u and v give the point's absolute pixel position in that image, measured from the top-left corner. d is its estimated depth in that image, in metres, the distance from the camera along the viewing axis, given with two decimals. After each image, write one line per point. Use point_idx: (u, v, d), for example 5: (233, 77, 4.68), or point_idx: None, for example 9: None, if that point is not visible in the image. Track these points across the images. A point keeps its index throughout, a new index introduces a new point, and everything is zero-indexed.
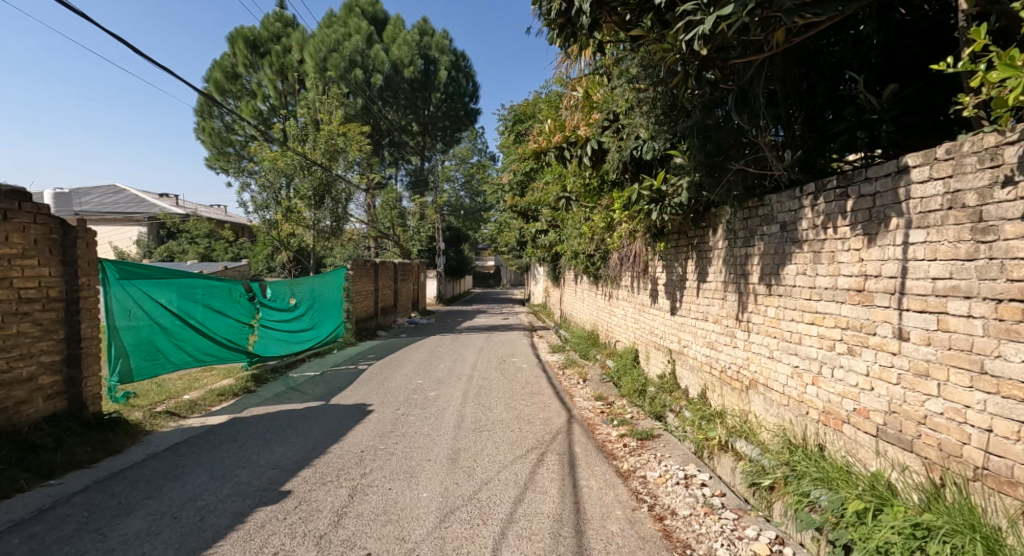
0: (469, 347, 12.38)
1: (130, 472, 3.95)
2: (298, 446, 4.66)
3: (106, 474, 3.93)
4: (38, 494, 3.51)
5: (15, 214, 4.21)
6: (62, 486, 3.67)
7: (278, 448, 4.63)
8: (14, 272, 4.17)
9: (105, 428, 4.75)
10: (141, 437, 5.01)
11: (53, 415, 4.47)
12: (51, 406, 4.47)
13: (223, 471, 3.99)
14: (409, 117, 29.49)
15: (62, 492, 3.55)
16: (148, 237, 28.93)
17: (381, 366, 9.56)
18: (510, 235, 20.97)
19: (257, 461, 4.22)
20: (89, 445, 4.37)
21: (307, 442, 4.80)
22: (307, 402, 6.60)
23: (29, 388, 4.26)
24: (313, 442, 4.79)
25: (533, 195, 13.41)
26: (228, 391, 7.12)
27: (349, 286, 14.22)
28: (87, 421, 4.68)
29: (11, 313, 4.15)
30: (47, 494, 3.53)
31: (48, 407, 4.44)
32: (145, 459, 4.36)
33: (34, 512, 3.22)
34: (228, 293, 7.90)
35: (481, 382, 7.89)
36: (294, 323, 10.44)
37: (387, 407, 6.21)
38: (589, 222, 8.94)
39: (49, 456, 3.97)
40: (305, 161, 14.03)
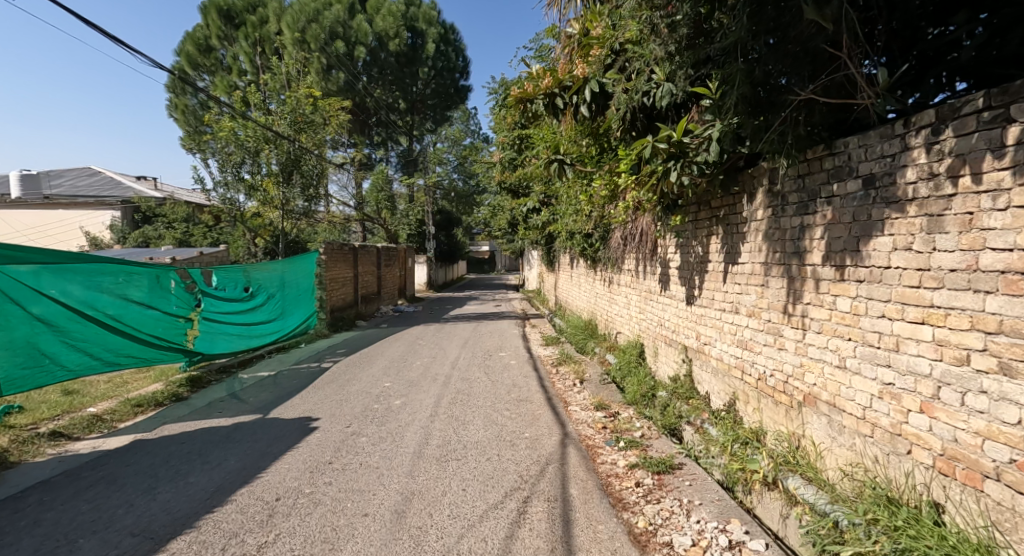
0: (454, 339, 11.18)
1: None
2: (195, 486, 3.45)
3: None
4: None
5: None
6: None
7: (166, 492, 3.41)
8: None
9: None
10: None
11: None
12: None
13: (62, 539, 2.78)
14: (395, 94, 27.81)
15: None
16: (122, 222, 27.36)
17: (348, 364, 8.35)
18: (502, 217, 19.61)
19: (122, 517, 3.01)
20: None
21: (212, 478, 3.58)
22: (241, 415, 5.39)
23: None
24: (220, 479, 3.58)
25: (524, 170, 12.08)
26: (150, 399, 5.88)
27: (322, 272, 12.92)
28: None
29: None
30: None
31: None
32: None
33: None
34: (154, 281, 6.63)
35: (460, 384, 6.71)
36: (251, 314, 9.18)
37: (336, 422, 5.01)
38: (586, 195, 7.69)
39: None
40: (269, 134, 12.62)
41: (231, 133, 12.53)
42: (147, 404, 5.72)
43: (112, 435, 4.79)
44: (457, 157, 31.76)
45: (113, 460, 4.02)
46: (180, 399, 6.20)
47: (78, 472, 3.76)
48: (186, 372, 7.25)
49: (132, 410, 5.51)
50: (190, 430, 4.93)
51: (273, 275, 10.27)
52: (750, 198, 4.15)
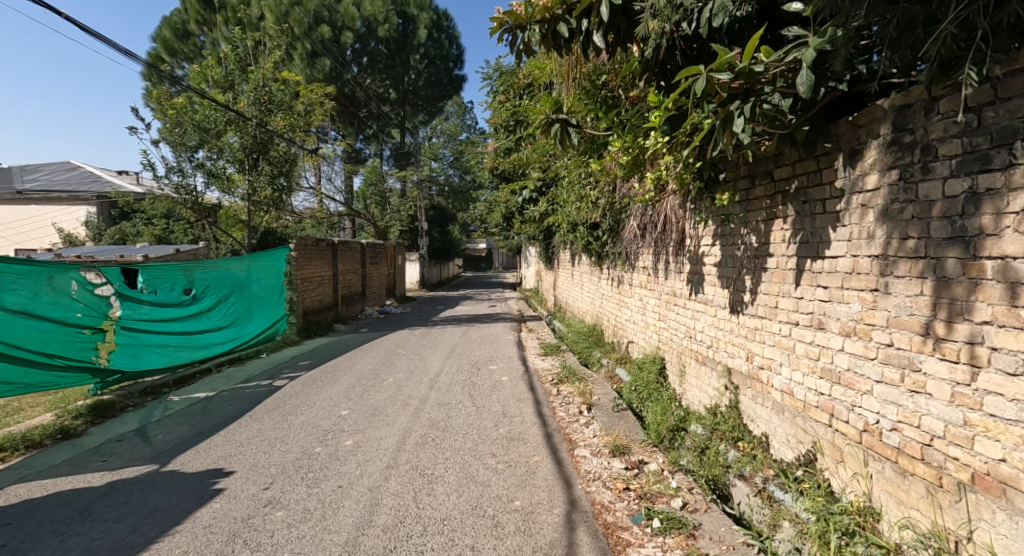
0: (439, 347, 9.80)
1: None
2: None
3: None
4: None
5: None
6: None
7: None
8: None
9: None
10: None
11: None
12: None
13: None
14: (387, 83, 25.69)
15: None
16: (98, 219, 25.28)
17: (305, 382, 6.94)
18: (497, 211, 18.11)
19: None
20: None
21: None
22: (130, 465, 4.01)
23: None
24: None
25: (520, 156, 10.62)
26: (20, 443, 4.48)
27: (293, 270, 11.50)
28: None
29: None
30: None
31: None
32: None
33: None
34: (39, 283, 5.41)
35: (436, 412, 5.34)
36: (197, 320, 7.81)
37: (250, 482, 3.63)
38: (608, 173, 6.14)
39: None
40: (230, 114, 11.14)
41: (180, 115, 11.23)
42: (11, 452, 4.33)
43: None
44: (453, 150, 30.16)
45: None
46: (71, 438, 4.82)
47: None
48: (96, 395, 5.93)
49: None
50: (46, 494, 3.55)
51: (229, 274, 8.85)
52: (850, 159, 2.76)
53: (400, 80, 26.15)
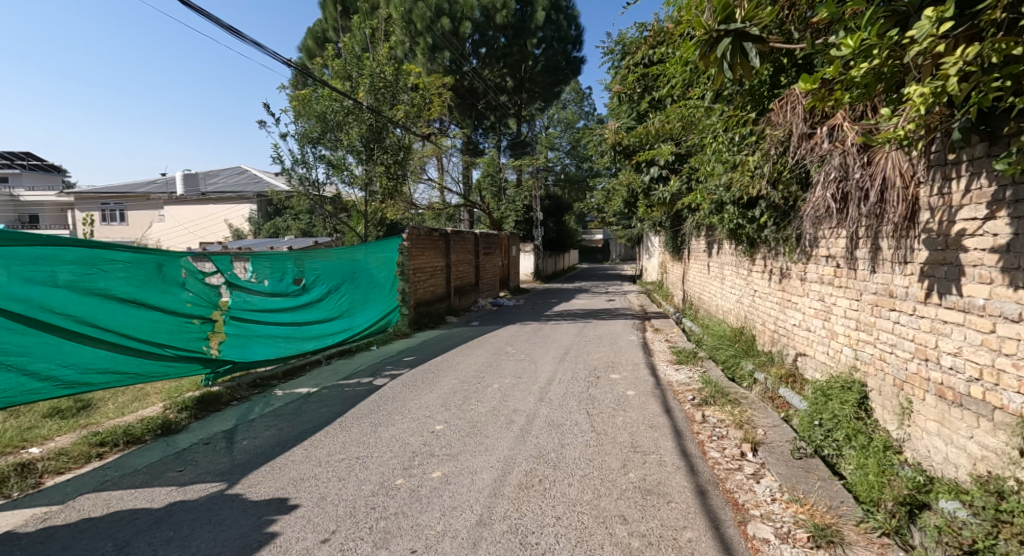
0: (552, 347, 8.72)
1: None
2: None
3: None
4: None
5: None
6: None
7: None
8: None
9: None
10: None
11: None
12: None
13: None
14: (504, 72, 24.73)
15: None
16: (258, 215, 26.58)
17: (404, 383, 6.27)
18: (619, 198, 16.41)
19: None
20: None
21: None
22: (199, 482, 3.45)
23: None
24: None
25: (650, 128, 8.95)
26: (119, 434, 4.16)
27: (404, 261, 11.06)
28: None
29: None
30: None
31: None
32: None
33: None
34: (151, 270, 5.21)
35: (544, 437, 4.24)
36: (307, 311, 7.59)
37: (310, 528, 2.81)
38: (796, 126, 4.46)
39: None
40: (348, 103, 11.03)
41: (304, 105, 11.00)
42: (115, 442, 4.07)
43: (11, 509, 3.10)
44: (571, 138, 28.70)
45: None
46: (170, 434, 4.42)
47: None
48: (207, 387, 5.82)
49: (86, 455, 3.84)
50: (103, 513, 3.03)
51: (341, 264, 8.58)
52: None
53: (519, 66, 24.96)
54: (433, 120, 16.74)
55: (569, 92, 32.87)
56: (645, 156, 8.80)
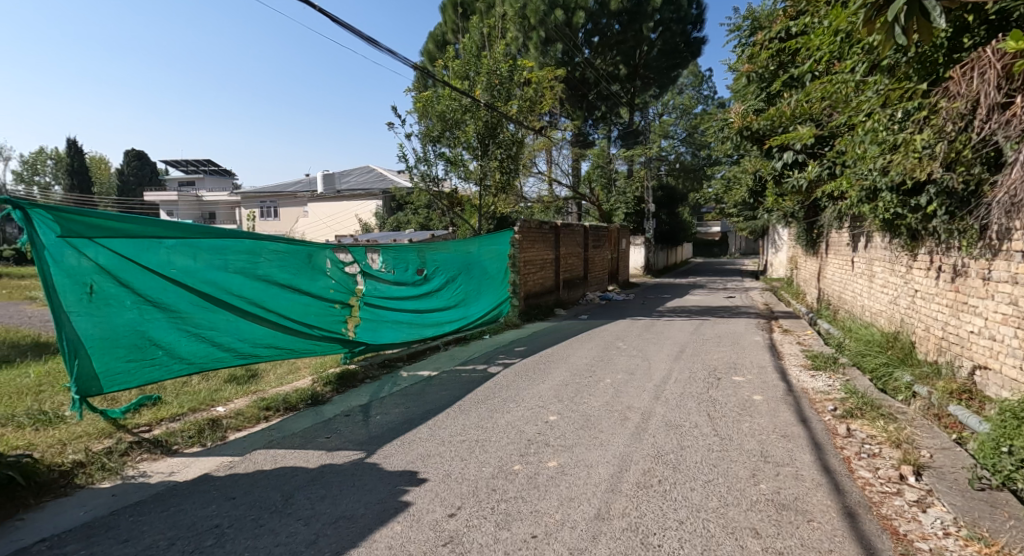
0: (668, 344, 8.36)
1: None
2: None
3: None
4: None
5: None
6: None
7: None
8: None
9: None
10: (16, 514, 2.81)
11: None
12: None
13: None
14: (618, 60, 24.01)
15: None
16: (384, 211, 28.74)
17: (518, 372, 6.42)
18: (745, 187, 15.18)
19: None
20: None
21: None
22: (343, 448, 3.84)
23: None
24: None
25: (785, 109, 8.13)
26: (279, 401, 4.77)
27: (516, 253, 11.27)
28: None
29: None
30: None
31: None
32: None
33: None
34: (303, 260, 5.87)
35: (664, 437, 4.07)
36: (428, 300, 8.05)
37: (438, 501, 2.98)
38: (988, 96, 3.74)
39: None
40: (466, 101, 11.45)
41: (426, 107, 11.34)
42: (275, 408, 4.67)
43: (205, 455, 3.69)
44: (688, 125, 27.10)
45: (130, 520, 2.77)
46: (317, 404, 4.98)
47: (70, 542, 2.56)
48: (345, 364, 6.44)
49: (255, 416, 4.46)
50: (270, 467, 3.49)
51: (458, 255, 8.98)
52: None
53: (633, 53, 24.08)
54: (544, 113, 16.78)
55: (687, 76, 31.05)
56: (778, 141, 8.01)
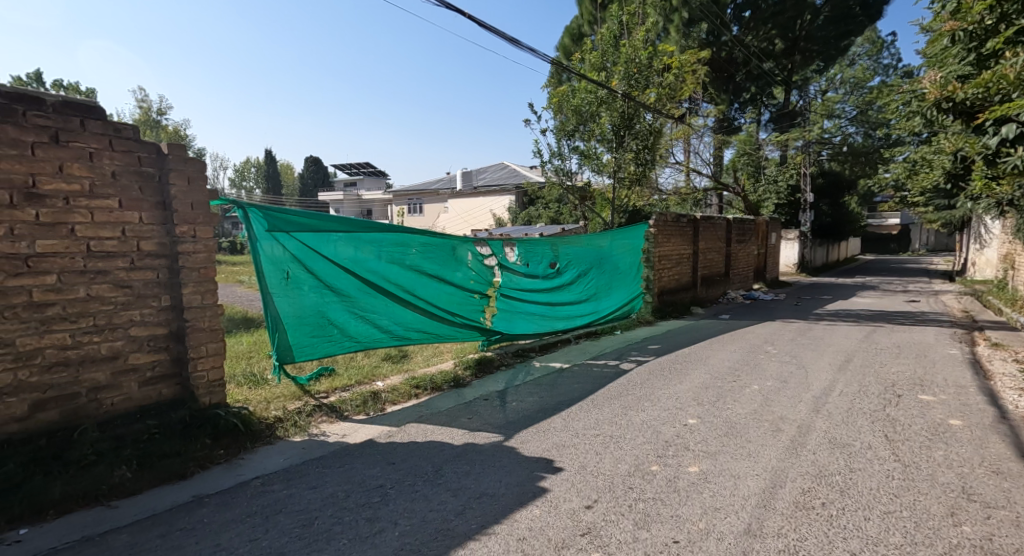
0: (829, 351, 7.40)
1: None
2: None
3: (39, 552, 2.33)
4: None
5: (74, 133, 3.14)
6: None
7: None
8: (78, 216, 3.17)
9: (191, 436, 3.42)
10: (237, 454, 3.46)
11: (149, 406, 3.50)
12: (149, 394, 3.51)
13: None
14: (773, 34, 21.67)
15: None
16: (516, 206, 29.50)
17: (653, 370, 6.20)
18: (937, 172, 12.74)
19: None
20: (135, 464, 3.02)
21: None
22: (483, 430, 4.07)
23: (114, 369, 3.35)
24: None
25: (1002, 72, 6.63)
26: (427, 381, 5.21)
27: (651, 248, 10.82)
28: (169, 422, 3.44)
29: (77, 274, 3.18)
30: None
31: (145, 394, 3.49)
32: (155, 512, 2.71)
33: None
34: (449, 252, 6.31)
35: (829, 457, 3.60)
36: (560, 293, 8.13)
37: (576, 491, 3.01)
38: None
39: (51, 486, 2.69)
40: (603, 93, 11.17)
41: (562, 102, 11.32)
42: (424, 387, 5.10)
43: (368, 423, 4.17)
44: (859, 102, 23.52)
45: (316, 471, 3.25)
46: (459, 387, 5.33)
47: (274, 482, 3.09)
48: (482, 352, 6.80)
49: (408, 393, 4.91)
50: (421, 440, 3.82)
51: (591, 250, 8.92)
52: None
53: (792, 24, 21.53)
54: (685, 99, 15.80)
55: (860, 45, 26.95)
56: (991, 114, 6.58)
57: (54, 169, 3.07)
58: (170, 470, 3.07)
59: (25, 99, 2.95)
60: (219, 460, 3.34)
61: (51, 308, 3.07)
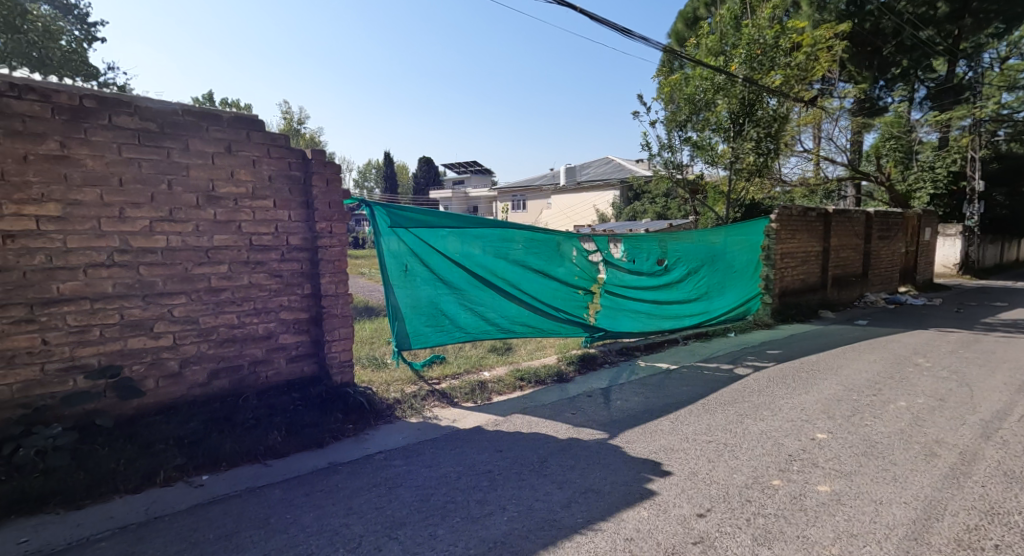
0: (1000, 368, 6.28)
1: (211, 514, 2.62)
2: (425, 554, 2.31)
3: (213, 497, 2.77)
4: (73, 521, 2.50)
5: (242, 144, 3.65)
6: (161, 501, 2.71)
7: (401, 540, 2.43)
8: (243, 214, 3.69)
9: (326, 410, 3.85)
10: (363, 430, 3.81)
11: (294, 380, 3.99)
12: (294, 370, 4.00)
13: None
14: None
15: (78, 534, 2.40)
16: (620, 200, 28.51)
17: (772, 377, 5.73)
18: None
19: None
20: (283, 430, 3.47)
21: (450, 546, 2.38)
22: (588, 426, 4.06)
23: (267, 347, 3.85)
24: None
25: None
26: (532, 374, 5.31)
27: (772, 245, 9.89)
28: (309, 395, 3.88)
29: (242, 263, 3.71)
30: (127, 510, 2.61)
31: (291, 370, 3.99)
32: (299, 474, 3.09)
33: (44, 550, 2.28)
34: (554, 248, 6.34)
35: (999, 492, 3.06)
36: (669, 292, 7.81)
37: (686, 498, 2.89)
38: None
39: (222, 443, 3.19)
40: (720, 78, 10.23)
41: (673, 91, 10.64)
42: (529, 379, 5.20)
43: (476, 411, 4.35)
44: None
45: (430, 451, 3.48)
46: (563, 382, 5.36)
47: (395, 458, 3.36)
48: (586, 348, 6.76)
49: (513, 384, 5.05)
50: (527, 430, 3.91)
51: (704, 247, 8.44)
52: None
53: None
54: (818, 80, 14.24)
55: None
56: None
57: (226, 175, 3.60)
58: (310, 438, 3.47)
59: (208, 116, 3.49)
60: (349, 433, 3.70)
61: (223, 292, 3.62)
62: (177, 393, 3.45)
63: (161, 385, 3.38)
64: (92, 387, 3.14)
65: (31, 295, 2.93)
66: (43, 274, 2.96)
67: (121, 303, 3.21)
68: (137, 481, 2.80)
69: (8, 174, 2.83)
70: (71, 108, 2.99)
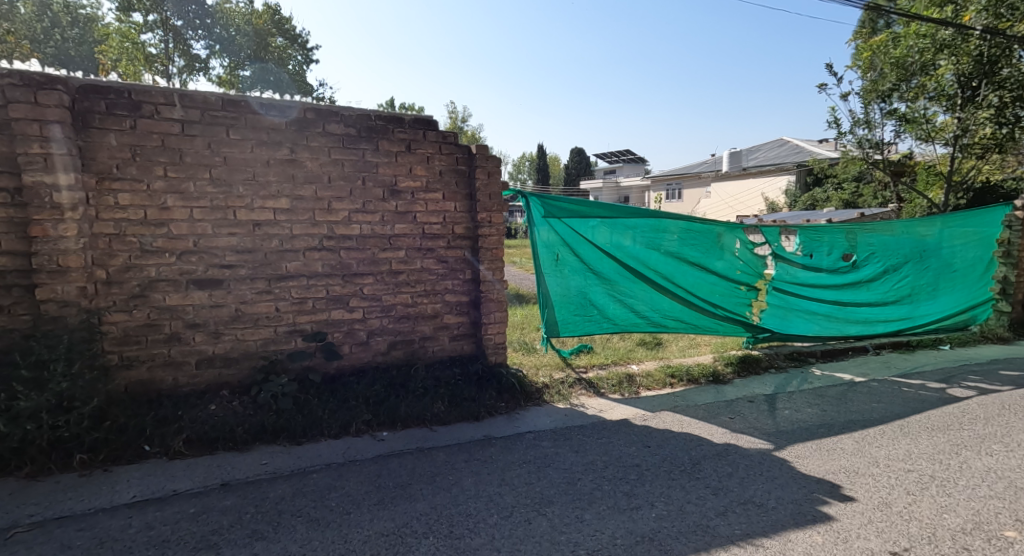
0: None
1: (391, 464, 3.02)
2: (573, 535, 2.37)
3: (390, 452, 3.18)
4: (294, 454, 3.09)
5: (419, 143, 4.06)
6: (352, 449, 3.19)
7: (551, 517, 2.52)
8: (418, 206, 4.11)
9: (484, 386, 4.14)
10: (515, 409, 4.02)
11: (457, 356, 4.37)
12: (457, 347, 4.38)
13: (395, 532, 2.34)
14: None
15: (297, 465, 2.96)
16: (796, 188, 24.98)
17: (1002, 404, 4.62)
18: None
19: (466, 543, 2.28)
20: (447, 401, 3.82)
21: (597, 531, 2.40)
22: (748, 434, 3.73)
23: (434, 325, 4.27)
24: (604, 541, 2.33)
25: None
26: (684, 372, 5.04)
27: (1013, 238, 7.65)
28: (468, 372, 4.21)
29: (415, 249, 4.14)
30: (328, 453, 3.13)
31: (454, 347, 4.37)
32: (458, 442, 3.38)
33: (272, 474, 2.85)
34: (713, 240, 5.89)
35: None
36: (856, 292, 6.73)
37: (874, 530, 2.50)
38: None
39: (398, 405, 3.63)
40: (945, 32, 7.84)
41: (875, 54, 8.88)
42: (682, 377, 4.95)
43: (624, 404, 4.30)
44: None
45: (578, 437, 3.54)
46: (719, 383, 4.99)
47: (545, 439, 3.49)
48: (746, 349, 6.22)
49: (664, 381, 4.86)
50: (677, 430, 3.75)
51: (908, 240, 7.05)
52: None
53: None
54: None
55: None
56: None
57: (406, 171, 4.04)
58: (469, 411, 3.77)
59: (393, 120, 3.94)
60: (503, 411, 3.94)
61: (401, 275, 4.10)
62: (365, 359, 4.02)
63: (354, 352, 3.96)
64: (308, 347, 3.81)
65: (269, 271, 3.64)
66: (277, 255, 3.65)
67: (327, 281, 3.83)
68: (337, 429, 3.34)
69: (257, 176, 3.54)
70: (297, 120, 3.62)
